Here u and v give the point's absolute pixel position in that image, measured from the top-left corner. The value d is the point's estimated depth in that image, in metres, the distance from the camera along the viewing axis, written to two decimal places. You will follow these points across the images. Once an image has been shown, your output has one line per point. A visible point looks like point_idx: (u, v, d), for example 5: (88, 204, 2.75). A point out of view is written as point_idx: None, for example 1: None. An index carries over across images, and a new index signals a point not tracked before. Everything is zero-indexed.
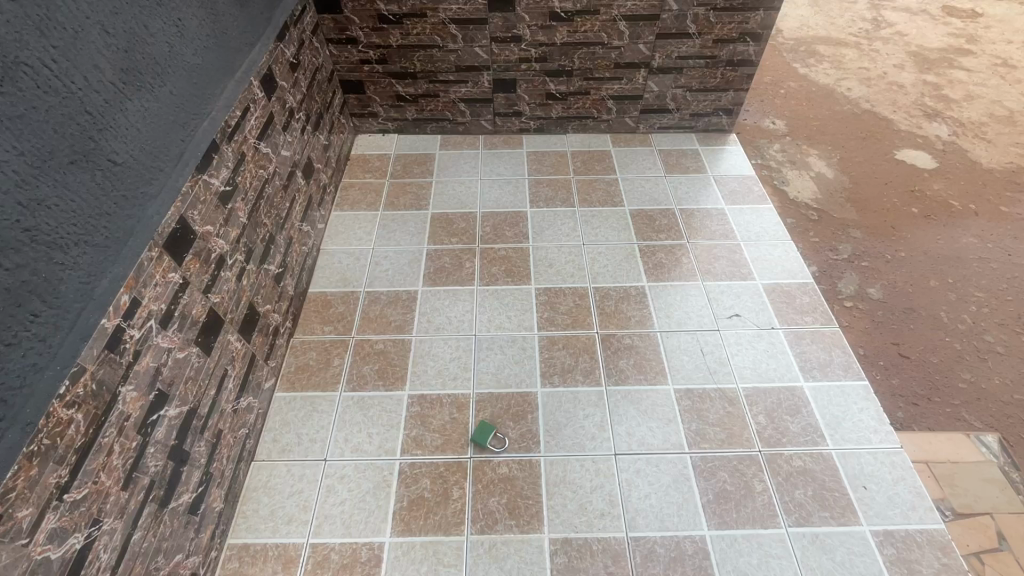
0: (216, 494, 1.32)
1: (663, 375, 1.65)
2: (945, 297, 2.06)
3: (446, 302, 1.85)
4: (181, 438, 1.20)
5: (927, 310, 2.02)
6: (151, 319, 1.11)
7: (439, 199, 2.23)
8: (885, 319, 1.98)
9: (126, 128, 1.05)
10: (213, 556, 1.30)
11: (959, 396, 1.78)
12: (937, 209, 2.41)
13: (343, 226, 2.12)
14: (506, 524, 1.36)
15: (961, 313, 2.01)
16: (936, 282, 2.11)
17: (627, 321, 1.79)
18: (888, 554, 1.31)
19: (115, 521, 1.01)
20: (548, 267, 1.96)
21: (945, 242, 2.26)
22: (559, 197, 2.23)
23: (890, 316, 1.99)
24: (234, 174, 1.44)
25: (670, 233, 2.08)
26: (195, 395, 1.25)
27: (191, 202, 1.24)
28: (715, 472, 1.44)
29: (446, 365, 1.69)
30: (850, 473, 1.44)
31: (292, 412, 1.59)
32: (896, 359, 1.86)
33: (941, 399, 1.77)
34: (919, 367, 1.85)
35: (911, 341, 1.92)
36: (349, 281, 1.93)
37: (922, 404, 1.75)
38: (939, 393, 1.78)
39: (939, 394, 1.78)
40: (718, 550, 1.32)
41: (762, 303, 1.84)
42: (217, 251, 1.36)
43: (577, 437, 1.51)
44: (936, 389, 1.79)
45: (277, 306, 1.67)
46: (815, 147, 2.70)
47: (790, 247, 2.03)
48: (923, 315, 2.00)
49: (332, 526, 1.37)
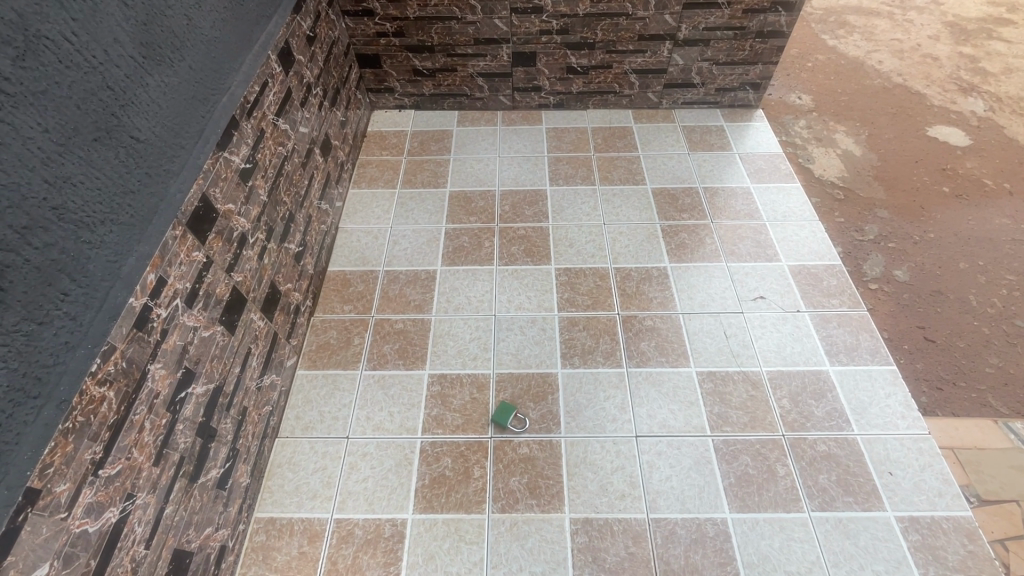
0: (242, 469, 1.34)
1: (684, 358, 1.63)
2: (974, 280, 2.00)
3: (466, 282, 1.84)
4: (208, 416, 1.21)
5: (956, 293, 1.96)
6: (177, 298, 1.11)
7: (458, 176, 2.20)
8: (911, 303, 1.93)
9: (147, 105, 1.04)
10: (242, 528, 1.32)
11: (986, 380, 1.74)
12: (969, 188, 2.32)
13: (361, 204, 2.10)
14: (527, 504, 1.37)
15: (991, 297, 1.95)
16: (966, 265, 2.05)
17: (649, 302, 1.76)
18: (912, 540, 1.30)
19: (148, 496, 1.02)
20: (568, 247, 1.93)
21: (976, 223, 2.19)
22: (579, 175, 2.19)
23: (917, 299, 1.94)
24: (254, 151, 1.42)
25: (693, 212, 2.03)
26: (220, 374, 1.26)
27: (211, 180, 1.23)
28: (738, 456, 1.43)
29: (465, 345, 1.68)
30: (876, 458, 1.42)
31: (314, 390, 1.60)
32: (921, 343, 1.82)
33: (967, 383, 1.73)
34: (946, 352, 1.80)
35: (937, 324, 1.87)
36: (367, 261, 1.92)
37: (947, 388, 1.71)
38: (965, 378, 1.74)
39: (964, 378, 1.74)
40: (739, 533, 1.31)
41: (787, 285, 1.80)
42: (240, 230, 1.35)
43: (598, 419, 1.51)
44: (962, 373, 1.75)
45: (297, 285, 1.67)
46: (843, 123, 2.61)
47: (817, 227, 1.97)
48: (952, 298, 1.95)
49: (356, 502, 1.39)
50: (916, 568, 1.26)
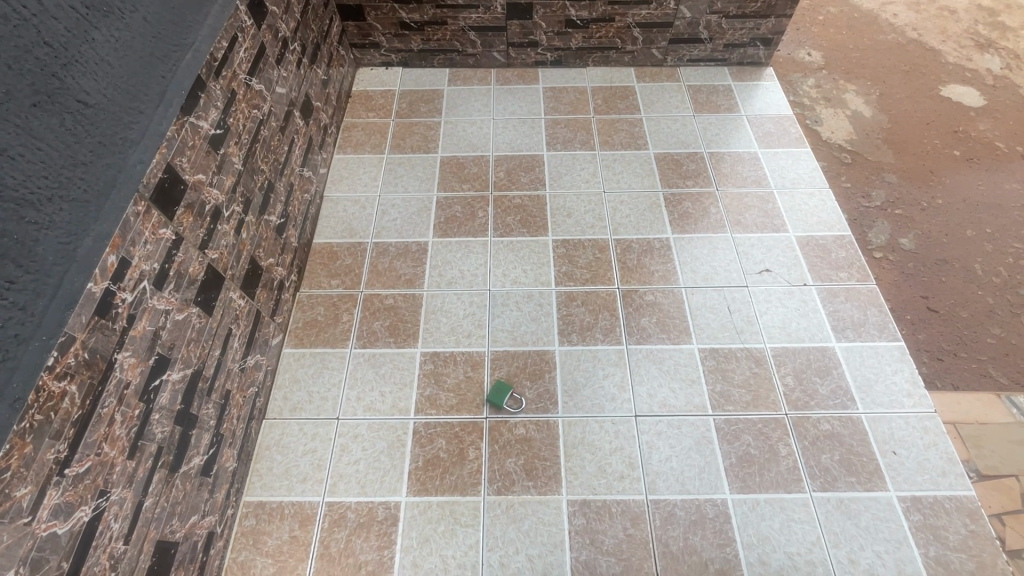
0: (228, 454, 1.29)
1: (686, 335, 1.57)
2: (981, 249, 1.94)
3: (459, 255, 1.75)
4: (187, 402, 1.15)
5: (962, 263, 1.90)
6: (144, 280, 1.02)
7: (449, 140, 2.07)
8: (916, 272, 1.87)
9: (94, 63, 0.93)
10: (230, 513, 1.29)
11: (986, 351, 1.70)
12: (981, 152, 2.22)
13: (347, 171, 1.99)
14: (523, 485, 1.34)
15: (998, 266, 1.89)
16: (973, 233, 1.97)
17: (650, 276, 1.69)
18: (914, 520, 1.27)
19: (124, 490, 0.97)
20: (566, 217, 1.83)
21: (986, 189, 2.10)
22: (578, 139, 2.06)
23: (921, 268, 1.87)
24: (224, 116, 1.30)
25: (698, 179, 1.93)
26: (198, 358, 1.19)
27: (177, 148, 1.12)
28: (739, 436, 1.40)
29: (459, 322, 1.61)
30: (880, 437, 1.39)
31: (302, 369, 1.54)
32: (925, 314, 1.77)
33: (967, 354, 1.69)
34: (949, 323, 1.76)
35: (942, 295, 1.82)
36: (355, 232, 1.82)
37: (948, 359, 1.67)
38: (966, 349, 1.70)
39: (965, 349, 1.70)
40: (739, 514, 1.29)
41: (795, 258, 1.72)
42: (212, 203, 1.25)
43: (596, 397, 1.46)
44: (964, 344, 1.71)
45: (281, 260, 1.58)
46: (854, 82, 2.47)
47: (828, 195, 1.88)
48: (957, 267, 1.89)
49: (347, 485, 1.35)
50: (916, 548, 1.24)
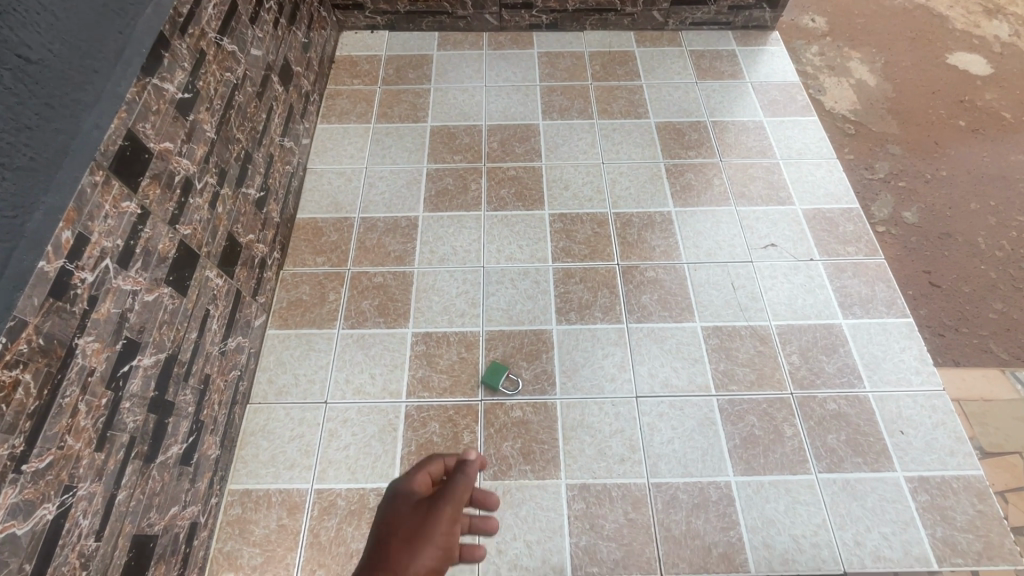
0: (210, 441, 1.23)
1: (689, 312, 1.51)
2: (985, 222, 1.88)
3: (451, 230, 1.67)
4: (162, 388, 1.07)
5: (965, 236, 1.84)
6: (106, 258, 0.93)
7: (439, 109, 1.96)
8: (918, 246, 1.81)
9: (36, 14, 0.82)
10: (214, 502, 1.23)
11: (988, 326, 1.66)
12: (986, 122, 2.14)
13: (331, 141, 1.88)
14: (520, 470, 1.29)
15: (1002, 239, 1.84)
16: (977, 205, 1.91)
17: (651, 251, 1.62)
18: (921, 500, 1.24)
19: (93, 484, 0.90)
20: (563, 190, 1.75)
21: (991, 160, 2.03)
22: (575, 107, 1.96)
23: (923, 242, 1.82)
24: (193, 79, 1.19)
25: (701, 149, 1.84)
26: (173, 341, 1.11)
27: (139, 113, 1.02)
28: (744, 416, 1.35)
29: (452, 301, 1.54)
30: (888, 417, 1.34)
31: (287, 351, 1.46)
32: (926, 289, 1.72)
33: (969, 329, 1.65)
34: (951, 297, 1.71)
35: (945, 269, 1.77)
36: (341, 207, 1.73)
37: (949, 334, 1.63)
38: (967, 323, 1.66)
39: (967, 324, 1.66)
40: (743, 496, 1.25)
41: (801, 232, 1.66)
42: (182, 174, 1.15)
43: (596, 378, 1.41)
44: (966, 319, 1.67)
45: (261, 236, 1.49)
46: (859, 49, 2.37)
47: (836, 166, 1.81)
48: (960, 241, 1.83)
49: (337, 471, 1.30)
50: (923, 529, 1.21)
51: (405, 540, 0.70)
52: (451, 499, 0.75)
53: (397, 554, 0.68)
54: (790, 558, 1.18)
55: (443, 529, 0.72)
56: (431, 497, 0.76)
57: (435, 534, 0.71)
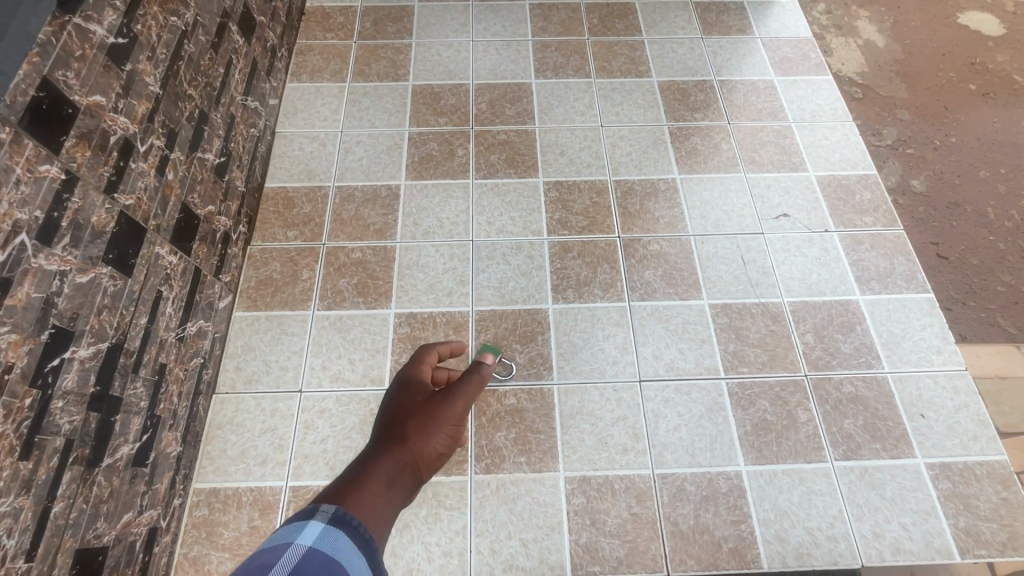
0: (169, 438, 1.10)
1: (696, 289, 1.39)
2: (994, 190, 1.76)
3: (436, 200, 1.52)
4: (105, 383, 0.94)
5: (973, 206, 1.73)
6: (20, 233, 0.78)
7: (421, 66, 1.78)
8: (925, 216, 1.70)
9: None
10: (177, 504, 1.12)
11: (996, 300, 1.57)
12: (996, 86, 1.99)
13: (302, 103, 1.70)
14: (515, 462, 1.18)
15: (1012, 209, 1.72)
16: (987, 173, 1.79)
17: (654, 223, 1.49)
18: (942, 489, 1.16)
19: (20, 498, 0.77)
20: (559, 155, 1.60)
21: (1002, 126, 1.90)
22: (571, 65, 1.79)
23: (931, 213, 1.71)
24: (128, 21, 1.01)
25: (707, 111, 1.70)
26: (118, 328, 0.97)
27: (55, 59, 0.85)
28: (755, 401, 1.25)
29: (438, 278, 1.40)
30: (907, 400, 1.26)
31: (256, 335, 1.33)
32: (934, 261, 1.62)
33: (976, 303, 1.56)
34: (960, 269, 1.61)
35: (952, 240, 1.66)
36: (314, 175, 1.56)
37: (956, 308, 1.55)
38: (975, 297, 1.57)
39: (974, 297, 1.57)
40: (755, 488, 1.16)
41: (815, 201, 1.53)
42: (120, 134, 0.99)
43: (595, 362, 1.29)
44: (973, 293, 1.57)
45: (223, 208, 1.33)
46: (868, 6, 2.20)
47: (852, 129, 1.67)
48: (969, 211, 1.72)
49: (314, 467, 1.18)
50: (945, 519, 1.14)
51: (419, 426, 0.83)
52: (464, 395, 0.87)
53: (412, 434, 0.81)
54: (805, 553, 1.11)
55: (453, 416, 0.85)
56: (442, 392, 0.88)
57: (446, 424, 0.84)
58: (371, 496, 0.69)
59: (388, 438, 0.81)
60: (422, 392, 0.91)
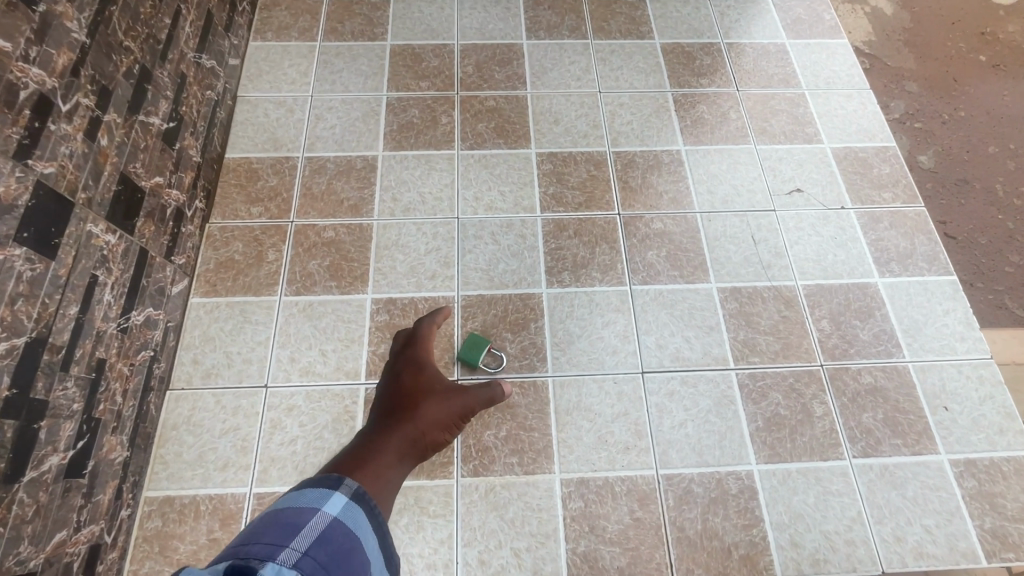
0: (112, 443, 0.97)
1: (703, 272, 1.27)
2: (1003, 167, 1.64)
3: (417, 173, 1.37)
4: (25, 384, 0.80)
5: (981, 184, 1.61)
6: None
7: (400, 24, 1.60)
8: (931, 194, 1.59)
9: None
10: (124, 515, 0.99)
11: (1004, 281, 1.46)
12: (1008, 58, 1.84)
13: (267, 63, 1.52)
14: (506, 463, 1.07)
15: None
16: (996, 149, 1.67)
17: (658, 198, 1.36)
18: (967, 487, 1.08)
19: None
20: (553, 124, 1.46)
21: (1013, 99, 1.76)
22: (566, 24, 1.63)
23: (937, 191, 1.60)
24: None
25: (714, 77, 1.55)
26: (39, 320, 0.82)
27: None
28: (768, 393, 1.15)
29: (420, 260, 1.27)
30: (929, 391, 1.16)
31: (216, 324, 1.19)
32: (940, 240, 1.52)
33: (983, 285, 1.46)
34: (968, 250, 1.51)
35: (959, 220, 1.56)
36: (280, 144, 1.40)
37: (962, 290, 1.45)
38: (983, 279, 1.46)
39: (982, 278, 1.47)
40: (767, 489, 1.07)
41: (831, 175, 1.41)
42: (32, 88, 0.83)
43: (594, 352, 1.18)
44: (981, 274, 1.47)
45: (174, 180, 1.18)
46: None
47: (869, 98, 1.55)
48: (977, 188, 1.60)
49: (281, 471, 1.06)
50: (970, 520, 1.05)
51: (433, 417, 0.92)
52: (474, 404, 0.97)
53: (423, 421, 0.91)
54: (821, 559, 1.02)
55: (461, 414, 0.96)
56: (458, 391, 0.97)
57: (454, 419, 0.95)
58: (384, 467, 0.82)
59: (401, 415, 0.90)
60: (433, 378, 0.98)
